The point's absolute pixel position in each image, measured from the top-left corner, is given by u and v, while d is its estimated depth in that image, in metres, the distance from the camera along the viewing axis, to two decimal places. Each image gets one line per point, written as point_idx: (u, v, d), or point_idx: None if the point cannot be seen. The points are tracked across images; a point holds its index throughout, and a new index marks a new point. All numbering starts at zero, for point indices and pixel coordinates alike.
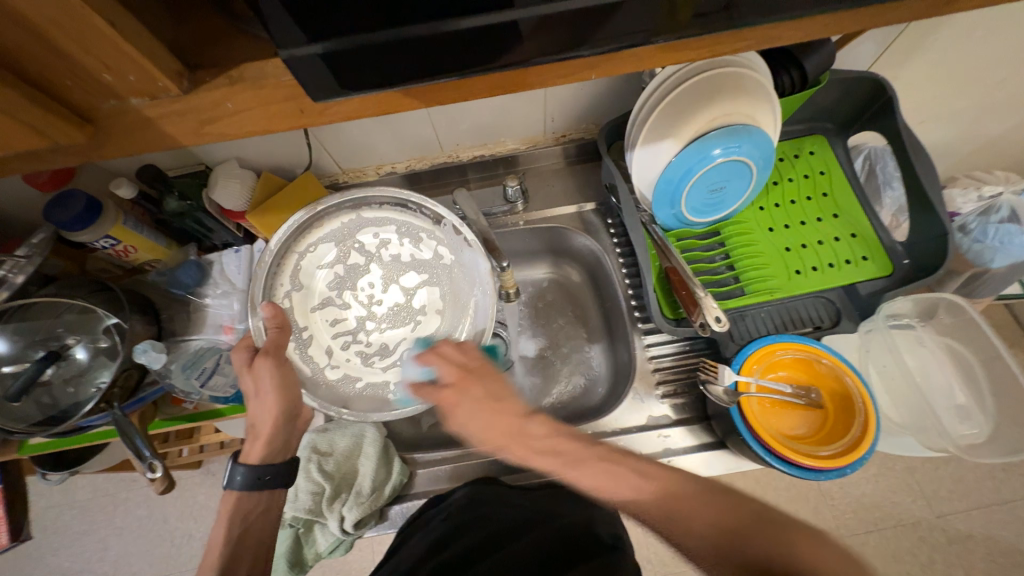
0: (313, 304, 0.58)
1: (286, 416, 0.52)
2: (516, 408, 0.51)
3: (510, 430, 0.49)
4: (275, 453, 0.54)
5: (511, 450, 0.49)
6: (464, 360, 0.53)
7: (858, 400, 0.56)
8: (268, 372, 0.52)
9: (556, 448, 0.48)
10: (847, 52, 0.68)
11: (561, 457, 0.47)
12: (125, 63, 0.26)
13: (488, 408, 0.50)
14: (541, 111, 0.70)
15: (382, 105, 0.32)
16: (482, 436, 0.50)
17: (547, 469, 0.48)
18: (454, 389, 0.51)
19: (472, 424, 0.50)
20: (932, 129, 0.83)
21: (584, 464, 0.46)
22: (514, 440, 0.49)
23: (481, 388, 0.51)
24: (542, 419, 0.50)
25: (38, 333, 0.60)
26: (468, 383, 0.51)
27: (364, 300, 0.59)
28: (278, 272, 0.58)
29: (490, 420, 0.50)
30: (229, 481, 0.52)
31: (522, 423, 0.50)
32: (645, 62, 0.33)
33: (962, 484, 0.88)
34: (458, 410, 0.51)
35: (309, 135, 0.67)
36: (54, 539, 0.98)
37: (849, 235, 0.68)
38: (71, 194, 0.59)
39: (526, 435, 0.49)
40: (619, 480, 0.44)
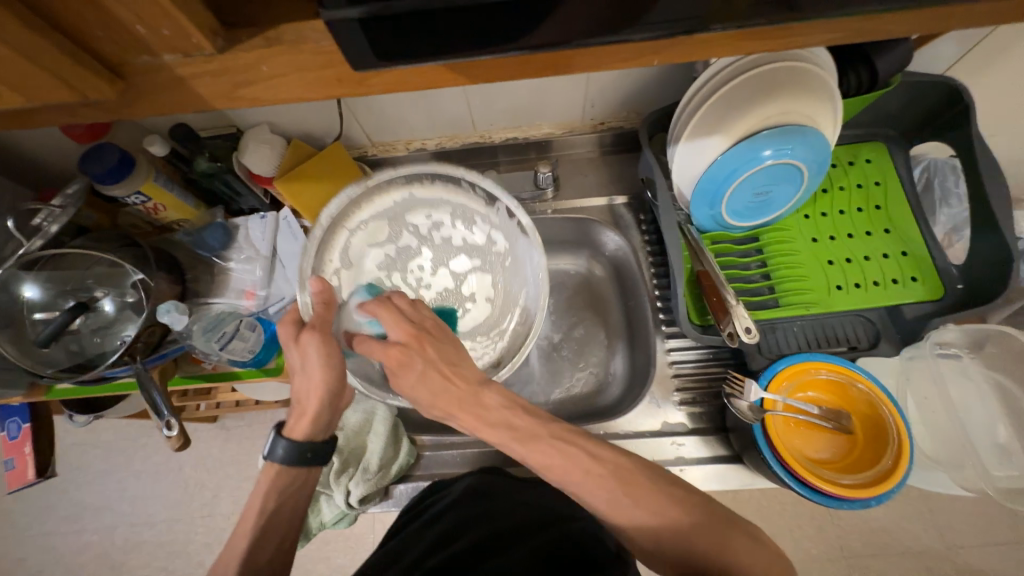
0: (362, 282, 0.58)
1: (330, 396, 0.50)
2: (472, 376, 0.47)
3: (462, 398, 0.46)
4: (318, 430, 0.52)
5: (462, 417, 0.46)
6: (415, 319, 0.48)
7: (892, 430, 0.53)
8: (313, 349, 0.49)
9: (510, 421, 0.45)
10: (922, 53, 0.63)
11: (516, 432, 0.44)
12: (160, 17, 0.25)
13: (438, 374, 0.46)
14: (581, 94, 0.67)
15: (423, 79, 0.30)
16: (429, 401, 0.47)
17: (498, 441, 0.45)
18: (403, 349, 0.46)
19: (421, 389, 0.47)
20: (1004, 145, 0.77)
21: (537, 439, 0.43)
22: (462, 408, 0.46)
23: (433, 351, 0.47)
24: (499, 390, 0.47)
25: (69, 283, 0.62)
26: (421, 344, 0.46)
27: (414, 283, 0.61)
28: (328, 248, 0.57)
29: (441, 386, 0.46)
30: (270, 453, 0.51)
31: (477, 391, 0.46)
32: (711, 49, 0.30)
33: (981, 519, 0.84)
34: (405, 371, 0.46)
35: (341, 105, 0.66)
36: (78, 477, 1.03)
37: (899, 252, 0.63)
38: (103, 148, 0.59)
39: (479, 404, 0.46)
40: (568, 459, 0.42)
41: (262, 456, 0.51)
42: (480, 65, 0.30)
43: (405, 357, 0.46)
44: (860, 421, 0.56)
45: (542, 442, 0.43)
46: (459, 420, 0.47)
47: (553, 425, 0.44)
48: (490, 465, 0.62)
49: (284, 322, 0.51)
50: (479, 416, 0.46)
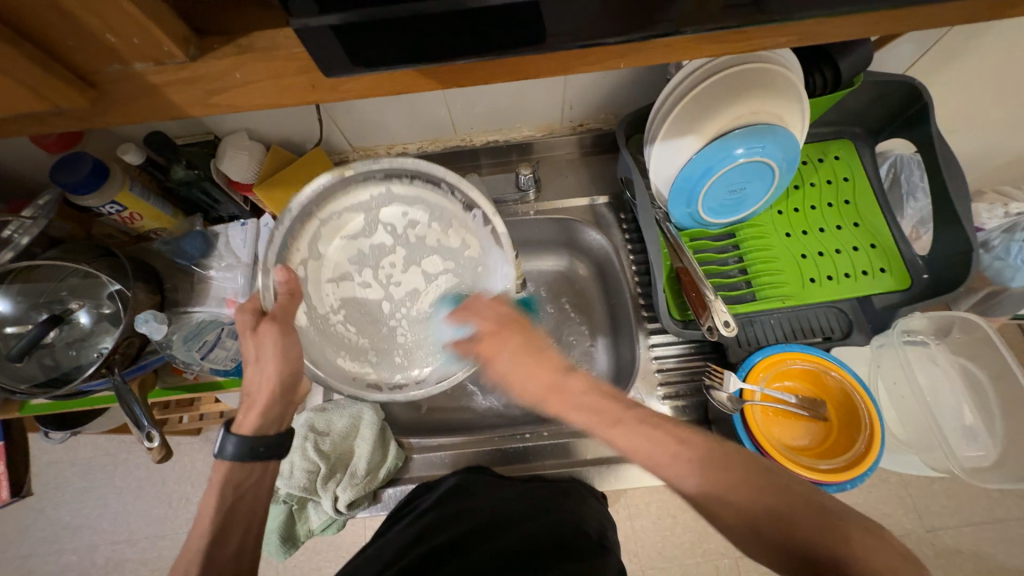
0: (328, 273, 0.58)
1: (282, 388, 0.52)
2: (557, 363, 0.52)
3: (549, 385, 0.50)
4: (268, 425, 0.52)
5: (548, 401, 0.50)
6: (496, 313, 0.54)
7: (865, 415, 0.55)
8: (272, 340, 0.51)
9: (594, 407, 0.49)
10: (883, 54, 0.65)
11: (602, 415, 0.48)
12: (130, 26, 0.25)
13: (527, 360, 0.52)
14: (560, 97, 0.68)
15: (395, 84, 0.31)
16: (522, 388, 0.52)
17: (582, 424, 0.49)
18: (491, 338, 0.53)
19: (512, 376, 0.52)
20: (963, 140, 0.80)
21: (621, 423, 0.47)
22: (552, 394, 0.50)
23: (518, 339, 0.53)
24: (582, 376, 0.51)
25: (42, 296, 0.60)
26: (507, 334, 0.53)
27: (384, 280, 0.60)
28: (296, 235, 0.57)
29: (531, 371, 0.51)
30: (219, 451, 0.51)
31: (562, 378, 0.51)
32: (679, 52, 0.31)
33: (956, 501, 0.87)
34: (496, 359, 0.53)
35: (321, 110, 0.66)
36: (55, 495, 1.00)
37: (868, 245, 0.66)
38: (77, 157, 0.58)
39: (564, 389, 0.50)
40: (655, 443, 0.45)
41: (214, 455, 0.51)
42: (451, 70, 0.30)
43: (495, 344, 0.53)
44: (835, 408, 0.58)
45: (631, 425, 0.47)
46: (546, 404, 0.50)
47: (636, 409, 0.48)
48: (476, 466, 0.62)
49: (243, 311, 0.51)
50: (572, 400, 0.50)
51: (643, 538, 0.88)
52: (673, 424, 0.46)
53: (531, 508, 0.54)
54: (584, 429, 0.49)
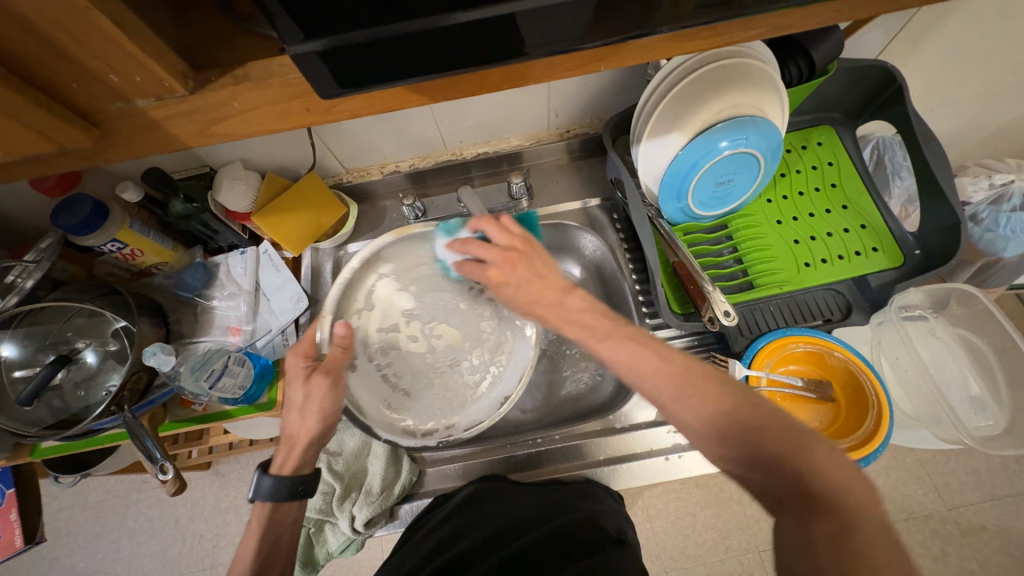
0: (379, 322, 0.66)
1: (319, 437, 0.53)
2: (560, 284, 0.51)
3: (552, 303, 0.51)
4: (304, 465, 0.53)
5: (549, 318, 0.51)
6: (506, 241, 0.55)
7: (871, 393, 0.56)
8: (321, 391, 0.53)
9: (587, 322, 0.48)
10: (855, 41, 0.67)
11: (592, 331, 0.46)
12: (131, 65, 0.26)
13: (533, 285, 0.52)
14: (544, 105, 0.70)
15: (385, 102, 0.32)
16: (529, 305, 0.53)
17: (575, 339, 0.48)
18: (499, 268, 0.54)
19: (521, 298, 0.53)
20: (940, 118, 0.82)
21: (610, 338, 0.45)
22: (551, 310, 0.50)
23: (525, 263, 0.53)
24: (582, 296, 0.50)
25: (48, 337, 0.61)
26: (514, 261, 0.53)
27: (425, 332, 0.68)
28: (354, 291, 0.65)
29: (537, 292, 0.52)
30: (255, 492, 0.51)
31: (561, 296, 0.50)
32: (655, 51, 0.32)
33: (974, 476, 0.87)
34: (506, 286, 0.54)
35: (313, 135, 0.67)
36: (67, 542, 0.99)
37: (858, 226, 0.67)
38: (77, 199, 0.59)
39: (563, 307, 0.50)
40: (638, 356, 0.43)
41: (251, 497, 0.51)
42: (437, 84, 0.31)
43: (502, 274, 0.54)
44: (841, 388, 0.59)
45: (618, 340, 0.45)
46: (546, 318, 0.51)
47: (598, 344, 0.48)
48: (490, 475, 0.62)
49: (297, 357, 0.54)
50: (565, 316, 0.49)
51: (665, 539, 0.87)
52: (660, 343, 0.44)
53: (546, 511, 0.54)
54: (579, 344, 0.48)
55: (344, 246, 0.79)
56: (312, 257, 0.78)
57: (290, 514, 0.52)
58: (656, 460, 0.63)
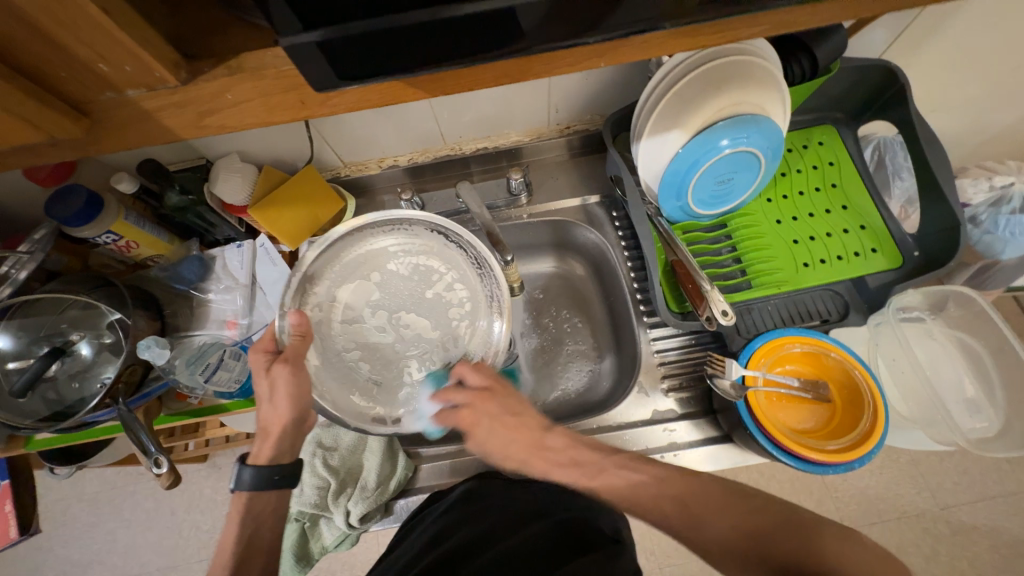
0: (341, 314, 0.62)
1: (295, 424, 0.54)
2: (534, 425, 0.56)
3: (528, 443, 0.55)
4: (283, 453, 0.53)
5: (532, 463, 0.54)
6: (479, 384, 0.58)
7: (867, 394, 0.56)
8: (285, 377, 0.53)
9: (576, 460, 0.52)
10: (859, 40, 0.67)
11: (581, 468, 0.51)
12: (122, 54, 0.25)
13: (504, 425, 0.56)
14: (544, 101, 0.69)
15: (384, 95, 0.32)
16: (504, 454, 0.55)
17: (568, 480, 0.52)
18: (470, 409, 0.56)
19: (493, 444, 0.56)
20: (943, 118, 0.82)
21: (604, 472, 0.50)
22: (533, 454, 0.54)
23: (495, 403, 0.56)
24: (561, 433, 0.55)
25: (42, 328, 0.60)
26: (484, 402, 0.56)
27: (392, 324, 0.63)
28: (313, 279, 0.61)
29: (509, 438, 0.55)
30: (237, 483, 0.51)
31: (541, 437, 0.55)
32: (657, 47, 0.32)
33: (967, 476, 0.87)
34: (477, 429, 0.56)
35: (310, 127, 0.66)
36: (63, 532, 0.99)
37: (858, 226, 0.67)
38: (72, 190, 0.59)
39: (545, 447, 0.54)
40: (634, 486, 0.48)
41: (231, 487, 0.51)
42: (434, 78, 0.31)
43: (473, 416, 0.56)
44: (837, 389, 0.59)
45: (612, 472, 0.50)
46: (532, 465, 0.54)
47: None
48: (485, 471, 0.62)
49: (257, 351, 0.54)
50: (551, 461, 0.53)
51: (659, 536, 0.87)
52: None
53: (541, 507, 0.54)
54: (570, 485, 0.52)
55: None
56: (309, 250, 0.76)
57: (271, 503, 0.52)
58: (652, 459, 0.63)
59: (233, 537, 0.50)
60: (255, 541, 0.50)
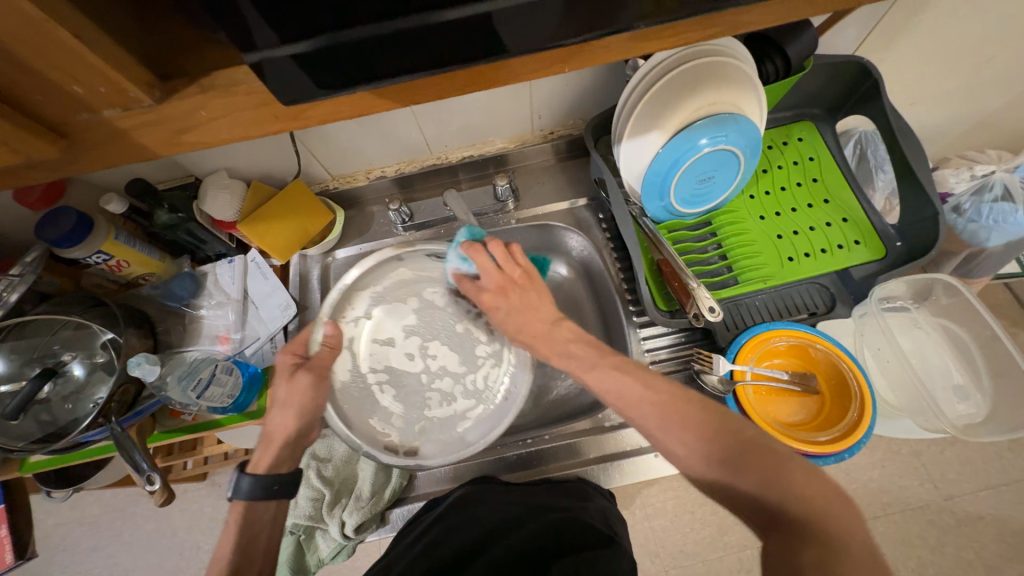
0: (376, 334, 0.68)
1: (297, 436, 0.54)
2: (549, 316, 0.57)
3: (540, 332, 0.57)
4: (282, 463, 0.53)
5: (538, 347, 0.57)
6: (507, 269, 0.60)
7: (854, 383, 0.56)
8: (303, 387, 0.56)
9: (574, 352, 0.53)
10: (830, 38, 0.68)
11: (576, 359, 0.52)
12: (94, 75, 0.26)
13: (523, 313, 0.58)
14: (527, 107, 0.70)
15: (356, 105, 0.32)
16: (515, 334, 0.59)
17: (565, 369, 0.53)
18: (501, 288, 0.59)
19: (510, 324, 0.60)
20: (920, 111, 0.83)
21: (597, 368, 0.50)
22: (538, 340, 0.57)
23: (519, 293, 0.59)
24: (569, 327, 0.56)
25: (35, 350, 0.61)
26: (508, 290, 0.59)
27: (423, 357, 0.69)
28: (349, 299, 0.66)
29: (524, 318, 0.58)
30: (232, 492, 0.49)
31: (549, 327, 0.56)
32: (621, 50, 0.33)
33: (969, 466, 0.87)
34: (496, 309, 0.60)
35: (295, 141, 0.67)
36: (63, 557, 0.99)
37: (840, 219, 0.67)
38: (62, 212, 0.59)
39: (551, 338, 0.56)
40: (624, 384, 0.47)
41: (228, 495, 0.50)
42: (407, 88, 0.32)
43: (495, 300, 0.60)
44: (826, 380, 0.59)
45: (602, 370, 0.49)
46: (535, 349, 0.57)
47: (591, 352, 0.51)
48: (480, 476, 0.62)
49: (286, 353, 0.58)
50: (555, 345, 0.55)
51: (664, 538, 0.87)
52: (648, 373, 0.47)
53: (534, 508, 0.54)
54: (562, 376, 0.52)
55: (332, 252, 0.79)
56: (300, 263, 0.77)
57: (272, 508, 0.50)
58: (644, 457, 0.63)
59: (229, 546, 0.47)
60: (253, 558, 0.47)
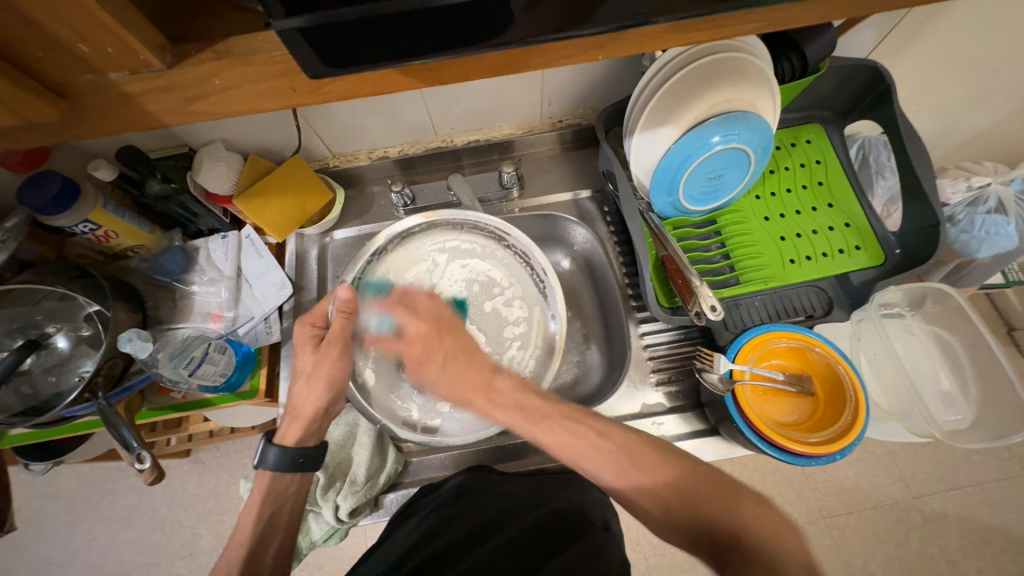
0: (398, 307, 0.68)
1: (324, 410, 0.56)
2: (487, 363, 0.54)
3: (478, 381, 0.53)
4: (310, 437, 0.56)
5: (475, 401, 0.53)
6: (434, 313, 0.58)
7: (849, 387, 0.58)
8: (330, 360, 0.56)
9: (522, 403, 0.51)
10: (847, 40, 0.68)
11: (526, 411, 0.50)
12: (102, 34, 0.24)
13: (456, 362, 0.54)
14: (537, 94, 0.69)
15: (379, 84, 0.31)
16: (449, 389, 0.54)
17: (511, 422, 0.50)
18: (424, 339, 0.56)
19: (442, 380, 0.54)
20: (924, 119, 0.83)
21: (549, 419, 0.49)
22: (478, 393, 0.52)
23: (452, 341, 0.56)
24: (510, 376, 0.53)
25: (16, 321, 0.58)
26: (442, 334, 0.56)
27: None
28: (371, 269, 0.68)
29: (461, 372, 0.54)
30: (260, 461, 0.54)
31: (490, 377, 0.53)
32: (653, 40, 0.32)
33: (939, 467, 0.91)
34: (430, 360, 0.55)
35: (297, 116, 0.65)
36: (40, 530, 0.97)
37: (842, 224, 0.68)
38: (46, 176, 0.56)
39: (491, 387, 0.53)
40: (580, 437, 0.47)
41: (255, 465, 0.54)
42: (429, 68, 0.30)
43: (426, 350, 0.55)
44: (821, 382, 0.61)
45: (557, 421, 0.48)
46: (475, 403, 0.52)
47: None
48: (476, 464, 0.62)
49: (305, 325, 0.57)
50: (502, 399, 0.51)
51: (645, 526, 0.89)
52: None
53: (532, 500, 0.55)
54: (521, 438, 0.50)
55: (330, 233, 0.77)
56: (297, 242, 0.75)
57: (293, 484, 0.55)
58: None
59: (252, 518, 0.52)
60: (269, 534, 0.52)
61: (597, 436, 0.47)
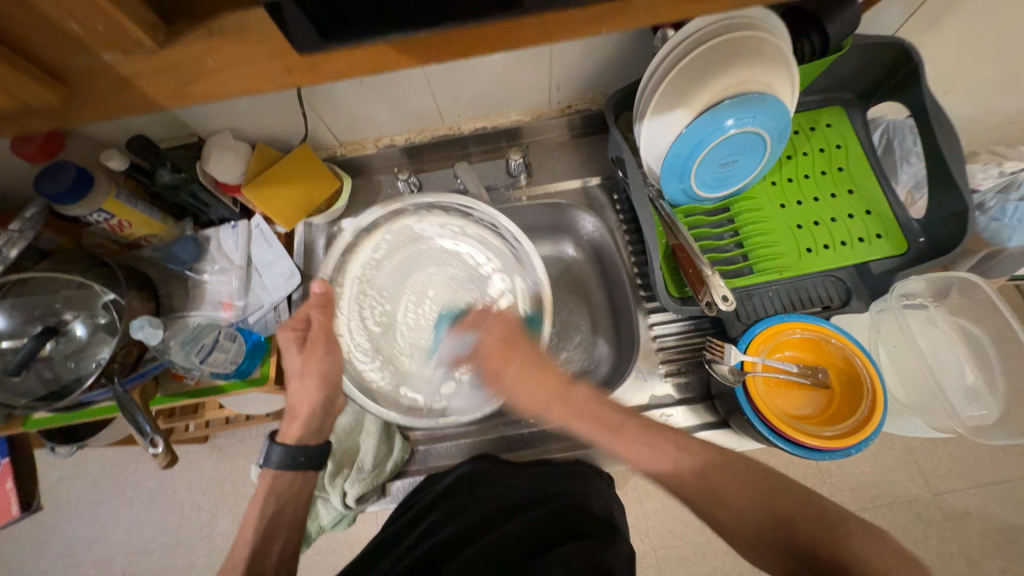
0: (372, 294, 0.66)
1: (320, 407, 0.58)
2: (560, 375, 0.52)
3: (554, 392, 0.52)
4: (309, 436, 0.58)
5: (554, 413, 0.52)
6: (496, 330, 0.55)
7: (867, 380, 0.56)
8: (316, 356, 0.58)
9: (598, 415, 0.50)
10: (871, 17, 0.64)
11: (606, 424, 0.50)
12: (94, 13, 0.24)
13: (532, 374, 0.52)
14: (545, 78, 0.67)
15: (375, 62, 0.30)
16: (528, 399, 0.52)
17: (585, 432, 0.51)
18: (502, 351, 0.53)
19: (521, 394, 0.52)
20: (954, 102, 0.80)
21: (625, 431, 0.49)
22: (555, 403, 0.51)
23: (519, 366, 0.53)
24: (586, 387, 0.52)
25: (36, 308, 0.60)
26: (508, 354, 0.53)
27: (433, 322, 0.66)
28: (346, 260, 0.65)
29: (535, 384, 0.52)
30: (266, 461, 0.57)
31: (566, 389, 0.52)
32: (659, 11, 0.30)
33: (960, 463, 0.88)
34: (506, 370, 0.53)
35: (304, 103, 0.64)
36: (67, 510, 1.01)
37: (863, 211, 0.65)
38: (60, 166, 0.57)
39: (569, 398, 0.51)
40: (657, 451, 0.48)
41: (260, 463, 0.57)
42: (424, 44, 0.29)
43: (503, 357, 0.53)
44: (836, 374, 0.59)
45: (633, 432, 0.49)
46: (553, 413, 0.51)
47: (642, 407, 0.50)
48: (483, 454, 0.63)
49: (287, 330, 0.57)
50: (579, 411, 0.51)
51: (654, 518, 0.89)
52: None
53: (537, 492, 0.54)
54: (590, 438, 0.51)
55: (338, 222, 0.77)
56: (305, 231, 0.75)
57: (294, 484, 0.58)
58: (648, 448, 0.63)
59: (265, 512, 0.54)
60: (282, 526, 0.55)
61: (678, 451, 0.47)
